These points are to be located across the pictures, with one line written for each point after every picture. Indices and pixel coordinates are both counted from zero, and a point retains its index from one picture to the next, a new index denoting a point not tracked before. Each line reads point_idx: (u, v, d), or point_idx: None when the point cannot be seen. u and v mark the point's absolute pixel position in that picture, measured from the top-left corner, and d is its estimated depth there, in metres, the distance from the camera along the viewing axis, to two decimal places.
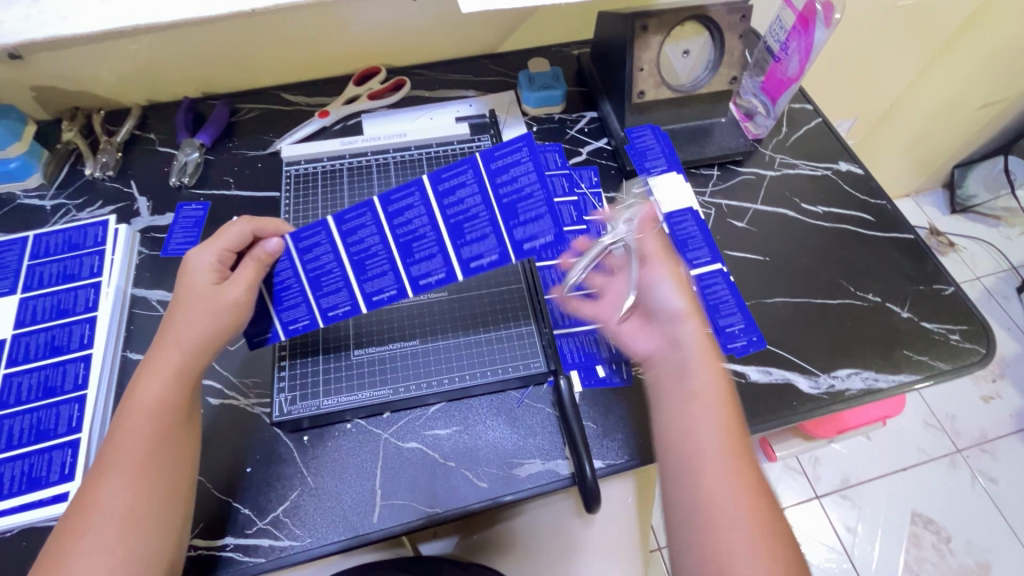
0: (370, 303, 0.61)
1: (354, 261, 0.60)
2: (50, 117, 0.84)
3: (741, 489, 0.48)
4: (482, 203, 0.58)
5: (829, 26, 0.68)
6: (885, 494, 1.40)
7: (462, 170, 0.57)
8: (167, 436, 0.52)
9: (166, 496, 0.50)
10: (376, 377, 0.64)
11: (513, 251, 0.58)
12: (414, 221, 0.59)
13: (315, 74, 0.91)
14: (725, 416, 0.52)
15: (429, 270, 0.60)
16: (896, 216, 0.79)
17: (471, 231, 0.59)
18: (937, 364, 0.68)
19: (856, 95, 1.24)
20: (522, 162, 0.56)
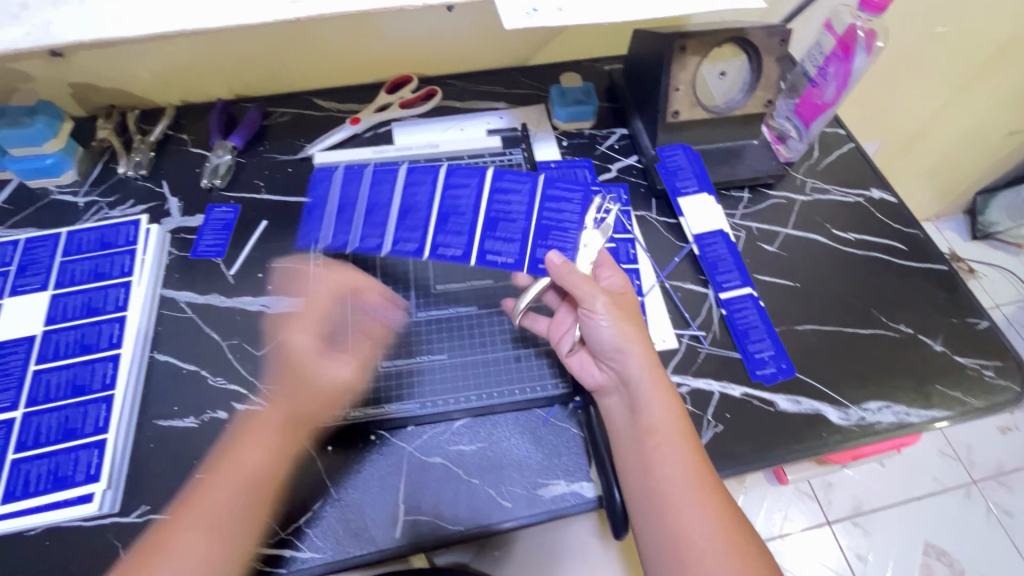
0: (392, 249, 0.68)
1: (401, 209, 0.70)
2: (86, 114, 0.85)
3: (706, 520, 0.50)
4: (523, 212, 0.68)
5: (869, 53, 0.69)
6: (897, 523, 1.37)
7: (522, 181, 0.70)
8: (257, 492, 0.55)
9: (234, 547, 0.53)
10: (403, 388, 0.65)
11: (528, 265, 0.66)
12: (462, 200, 0.69)
13: (347, 80, 0.91)
14: (684, 448, 0.53)
15: (451, 243, 0.67)
16: (929, 246, 0.78)
17: (502, 230, 0.68)
18: (970, 400, 0.67)
19: (884, 118, 1.22)
20: (571, 201, 0.69)
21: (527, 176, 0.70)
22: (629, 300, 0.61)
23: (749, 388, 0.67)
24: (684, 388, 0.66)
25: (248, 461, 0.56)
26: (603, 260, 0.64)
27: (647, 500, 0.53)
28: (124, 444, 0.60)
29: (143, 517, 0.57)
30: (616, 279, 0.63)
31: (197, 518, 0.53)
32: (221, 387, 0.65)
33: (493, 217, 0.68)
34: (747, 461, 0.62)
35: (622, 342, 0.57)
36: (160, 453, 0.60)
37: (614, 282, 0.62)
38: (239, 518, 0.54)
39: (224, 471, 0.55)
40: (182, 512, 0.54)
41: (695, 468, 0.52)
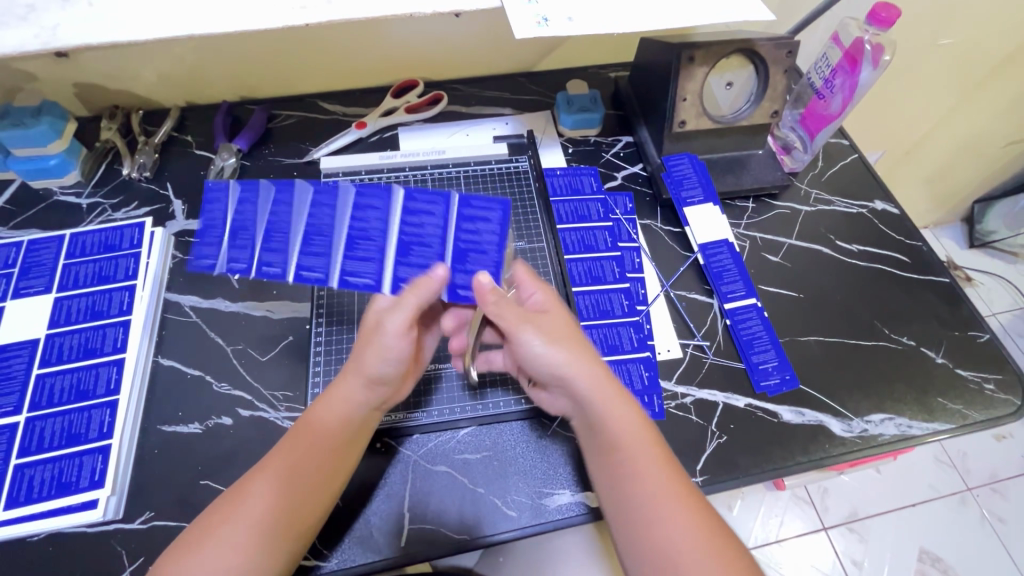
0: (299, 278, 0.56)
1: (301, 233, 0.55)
2: (89, 114, 0.85)
3: (688, 525, 0.49)
4: (383, 228, 0.55)
5: (876, 67, 0.69)
6: (891, 530, 1.37)
7: (378, 194, 0.54)
8: (324, 473, 0.54)
9: (298, 522, 0.51)
10: (421, 395, 0.66)
11: (449, 292, 0.58)
12: (318, 217, 0.54)
13: (352, 83, 0.91)
14: (655, 459, 0.52)
15: (359, 271, 0.56)
16: (931, 258, 0.79)
17: (418, 255, 0.56)
18: (971, 413, 0.67)
19: (885, 127, 1.23)
20: (491, 220, 0.56)
21: (383, 188, 0.53)
22: (562, 319, 0.57)
23: (754, 399, 0.67)
24: (688, 399, 0.67)
25: (325, 435, 0.54)
26: (520, 276, 0.60)
27: (628, 517, 0.51)
28: (128, 450, 0.60)
29: (146, 523, 0.57)
30: (542, 297, 0.59)
31: (263, 481, 0.52)
32: (226, 392, 0.65)
33: (348, 236, 0.55)
34: (751, 472, 0.63)
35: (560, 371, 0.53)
36: (164, 459, 0.60)
37: (541, 301, 0.59)
38: (308, 490, 0.52)
39: (313, 445, 0.54)
40: (254, 472, 0.53)
41: (670, 477, 0.51)
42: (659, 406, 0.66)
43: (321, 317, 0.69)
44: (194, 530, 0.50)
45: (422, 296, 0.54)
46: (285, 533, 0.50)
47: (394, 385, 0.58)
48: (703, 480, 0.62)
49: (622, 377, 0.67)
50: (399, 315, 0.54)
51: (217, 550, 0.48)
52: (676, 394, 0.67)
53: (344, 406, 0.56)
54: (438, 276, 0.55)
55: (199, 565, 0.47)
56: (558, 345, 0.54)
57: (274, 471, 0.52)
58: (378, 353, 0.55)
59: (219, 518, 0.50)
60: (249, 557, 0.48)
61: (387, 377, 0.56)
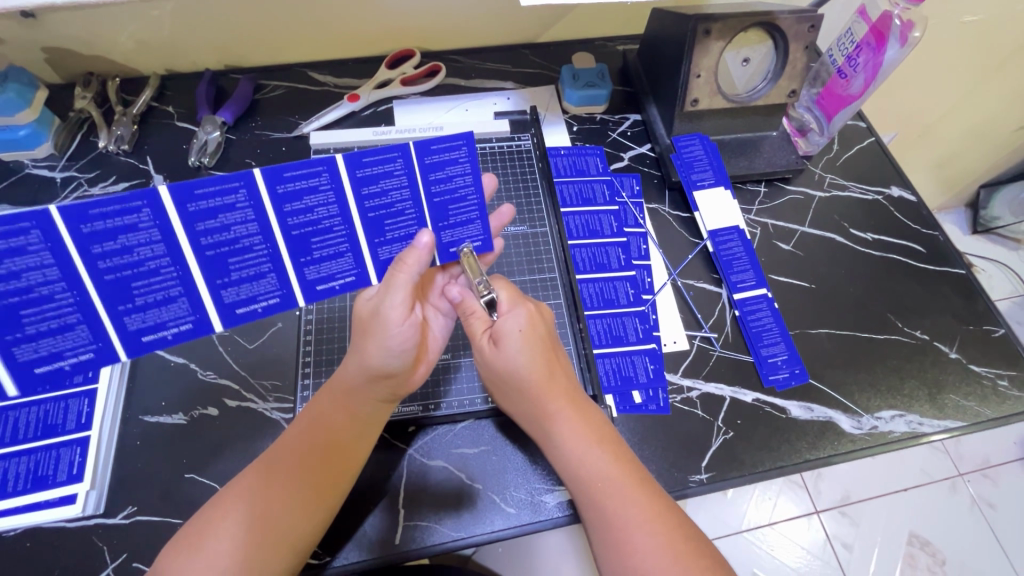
0: (311, 291, 0.53)
1: (294, 240, 0.50)
2: (62, 81, 0.79)
3: (659, 541, 0.48)
4: (340, 217, 0.50)
5: (904, 44, 0.64)
6: (886, 513, 1.29)
7: (314, 171, 0.47)
8: (329, 457, 0.51)
9: (307, 507, 0.49)
10: (438, 387, 0.63)
11: (441, 253, 0.57)
12: (233, 228, 0.47)
13: (345, 53, 0.86)
14: (625, 475, 0.51)
15: (337, 269, 0.53)
16: (948, 249, 0.76)
17: (392, 228, 0.53)
18: (983, 411, 0.66)
19: (897, 107, 1.17)
20: (459, 161, 0.52)
21: (317, 160, 0.46)
22: (535, 338, 0.55)
23: (761, 393, 0.65)
24: (694, 392, 0.64)
25: (332, 420, 0.53)
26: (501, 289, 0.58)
27: (602, 534, 0.50)
28: (108, 442, 0.57)
29: (130, 518, 0.55)
30: (517, 315, 0.55)
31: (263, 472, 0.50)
32: (211, 381, 0.62)
33: (300, 237, 0.50)
34: (757, 469, 0.61)
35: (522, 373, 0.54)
36: (146, 452, 0.57)
37: (516, 321, 0.55)
38: (318, 478, 0.50)
39: (318, 433, 0.52)
40: (254, 466, 0.51)
41: (643, 493, 0.50)
42: (665, 399, 0.63)
43: (312, 302, 0.65)
44: (189, 526, 0.47)
45: (417, 264, 0.52)
46: (294, 523, 0.48)
47: (403, 376, 0.54)
48: (708, 477, 0.60)
49: (625, 369, 0.65)
50: (398, 295, 0.51)
51: (216, 544, 0.46)
52: (682, 388, 0.65)
53: (346, 391, 0.53)
54: (423, 242, 0.52)
55: (198, 557, 0.45)
56: (529, 374, 0.54)
57: (278, 460, 0.51)
58: (381, 346, 0.51)
59: (216, 513, 0.47)
60: (250, 549, 0.46)
61: (397, 370, 0.53)
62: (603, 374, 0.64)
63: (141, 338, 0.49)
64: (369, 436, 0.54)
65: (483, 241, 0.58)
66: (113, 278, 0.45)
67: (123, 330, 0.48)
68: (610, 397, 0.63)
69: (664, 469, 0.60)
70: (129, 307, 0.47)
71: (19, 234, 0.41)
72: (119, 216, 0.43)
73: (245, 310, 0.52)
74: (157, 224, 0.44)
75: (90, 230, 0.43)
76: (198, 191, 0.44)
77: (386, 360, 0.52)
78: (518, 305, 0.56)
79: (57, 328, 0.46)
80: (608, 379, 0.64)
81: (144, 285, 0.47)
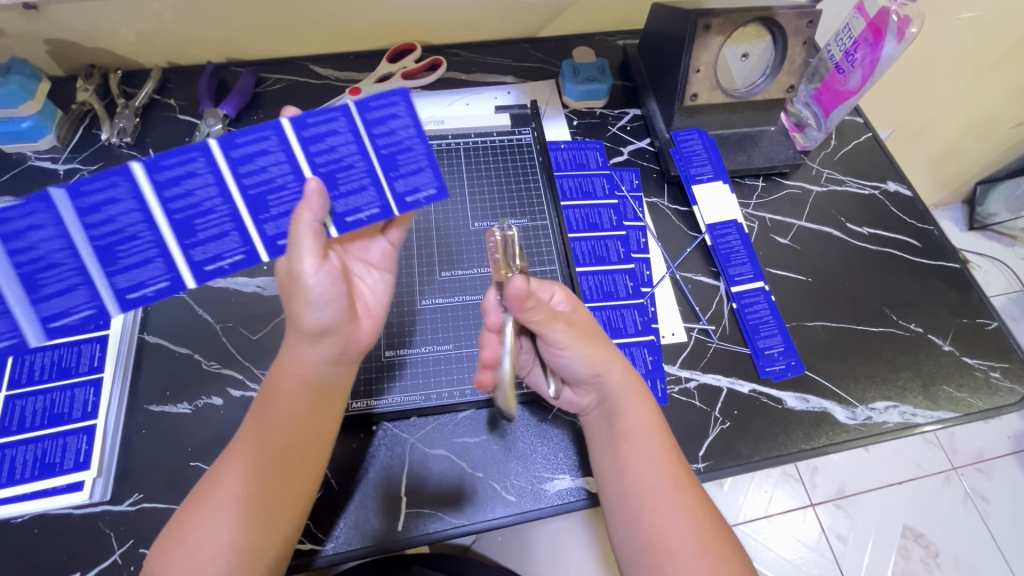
0: (343, 224, 0.51)
1: (323, 174, 0.50)
2: (64, 74, 0.79)
3: (693, 514, 0.50)
4: (294, 175, 0.50)
5: (901, 40, 0.64)
6: (880, 506, 1.30)
7: (264, 135, 0.48)
8: (294, 445, 0.51)
9: (282, 503, 0.50)
10: (384, 380, 0.62)
11: (395, 204, 0.53)
12: (195, 192, 0.47)
13: (347, 46, 0.86)
14: (667, 448, 0.53)
15: (359, 205, 0.52)
16: (944, 244, 0.77)
17: (345, 181, 0.51)
18: (975, 402, 0.67)
19: (895, 103, 1.18)
20: (401, 115, 0.51)
21: (266, 124, 0.48)
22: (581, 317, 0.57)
23: (758, 384, 0.66)
24: (691, 383, 0.65)
25: (294, 408, 0.51)
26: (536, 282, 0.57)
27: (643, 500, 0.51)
28: (114, 430, 0.58)
29: (135, 505, 0.55)
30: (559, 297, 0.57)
31: (236, 461, 0.49)
32: (215, 371, 0.62)
33: (257, 197, 0.49)
34: (753, 459, 0.62)
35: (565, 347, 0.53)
36: (151, 441, 0.58)
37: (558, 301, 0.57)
38: (287, 462, 0.50)
39: (279, 417, 0.50)
40: (225, 457, 0.50)
41: (675, 466, 0.53)
42: (663, 390, 0.64)
43: None
44: (175, 520, 0.48)
45: (312, 215, 0.48)
46: (276, 506, 0.49)
47: (343, 329, 0.50)
48: (705, 466, 0.61)
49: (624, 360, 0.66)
50: (307, 246, 0.47)
51: (203, 535, 0.47)
52: (680, 378, 0.66)
53: (298, 368, 0.51)
54: (313, 188, 0.48)
55: (188, 550, 0.46)
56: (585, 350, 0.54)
57: (246, 452, 0.49)
58: (305, 302, 0.48)
59: (198, 504, 0.48)
60: (241, 536, 0.47)
61: (331, 326, 0.49)
62: None
63: (127, 296, 0.49)
64: (330, 414, 0.53)
65: (437, 190, 0.53)
66: (102, 244, 0.47)
67: (115, 290, 0.49)
68: None
69: None
70: (115, 269, 0.48)
71: (29, 212, 0.45)
72: (99, 189, 0.45)
73: (214, 268, 0.50)
74: (212, 171, 0.47)
75: (84, 203, 0.46)
76: (162, 162, 0.46)
77: (317, 315, 0.49)
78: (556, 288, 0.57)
79: (63, 289, 0.48)
80: None
81: (127, 249, 0.48)
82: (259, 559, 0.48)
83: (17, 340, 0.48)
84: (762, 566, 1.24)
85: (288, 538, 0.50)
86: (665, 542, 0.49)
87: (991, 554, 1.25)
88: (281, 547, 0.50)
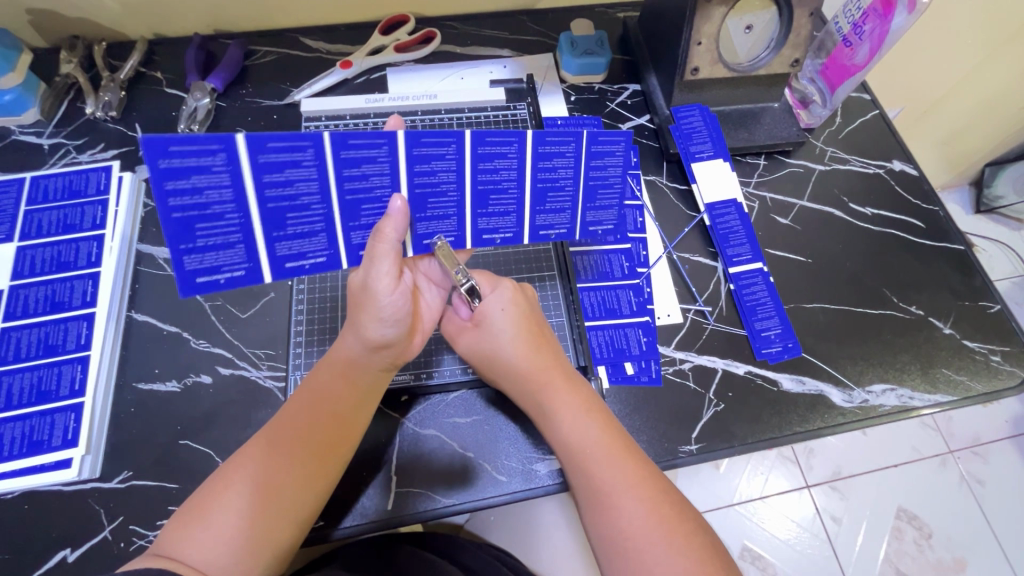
0: (534, 234, 0.60)
1: (538, 190, 0.57)
2: (47, 45, 0.77)
3: (644, 507, 0.48)
4: (457, 182, 0.53)
5: (912, 11, 0.60)
6: (876, 489, 1.30)
7: (508, 141, 0.53)
8: (330, 430, 0.51)
9: (306, 486, 0.48)
10: (418, 356, 0.63)
11: (580, 230, 0.61)
12: (439, 174, 0.52)
13: (338, 18, 0.83)
14: (615, 445, 0.51)
15: (552, 222, 0.60)
16: (947, 224, 0.75)
17: (552, 201, 0.58)
18: (974, 385, 0.66)
19: (905, 80, 1.13)
20: (567, 155, 0.55)
21: (451, 133, 0.49)
22: (519, 314, 0.56)
23: (754, 365, 0.65)
24: (686, 364, 0.65)
25: (332, 393, 0.52)
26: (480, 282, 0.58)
27: (589, 498, 0.50)
28: (102, 408, 0.57)
29: (125, 482, 0.55)
30: (502, 294, 0.57)
31: (270, 441, 0.49)
32: (205, 350, 0.62)
33: (420, 197, 0.53)
34: (748, 441, 0.62)
35: (502, 338, 0.55)
36: (141, 419, 0.58)
37: (501, 299, 0.57)
38: (317, 447, 0.50)
39: (317, 403, 0.51)
40: (256, 437, 0.50)
41: (629, 461, 0.50)
42: (657, 371, 0.64)
43: (304, 273, 0.64)
44: (195, 497, 0.46)
45: (395, 231, 0.50)
46: (296, 497, 0.48)
47: (401, 345, 0.54)
48: (698, 448, 0.61)
49: (618, 341, 0.65)
50: (384, 264, 0.50)
51: (219, 515, 0.45)
52: (674, 360, 0.65)
53: (348, 362, 0.53)
54: (399, 207, 0.50)
55: (204, 528, 0.44)
56: (511, 350, 0.55)
57: (276, 435, 0.49)
58: (374, 317, 0.51)
59: (221, 483, 0.46)
60: (255, 521, 0.45)
61: (393, 340, 0.52)
62: (595, 346, 0.64)
63: (359, 252, 0.54)
64: (368, 406, 0.54)
65: (568, 230, 0.61)
66: (275, 206, 0.47)
67: (349, 244, 0.53)
68: (602, 369, 0.63)
69: (653, 441, 0.61)
70: (189, 247, 0.46)
71: (298, 149, 0.46)
72: (289, 152, 0.45)
73: (430, 243, 0.56)
74: (458, 157, 0.52)
75: (265, 159, 0.45)
76: (420, 142, 0.49)
77: (381, 330, 0.51)
78: (501, 284, 0.58)
79: (220, 245, 0.47)
80: (601, 351, 0.64)
81: (297, 217, 0.49)
82: (267, 554, 0.46)
83: (252, 268, 0.49)
84: (756, 545, 1.25)
85: (302, 529, 0.49)
86: (625, 529, 0.47)
87: (984, 537, 1.25)
88: (291, 541, 0.48)
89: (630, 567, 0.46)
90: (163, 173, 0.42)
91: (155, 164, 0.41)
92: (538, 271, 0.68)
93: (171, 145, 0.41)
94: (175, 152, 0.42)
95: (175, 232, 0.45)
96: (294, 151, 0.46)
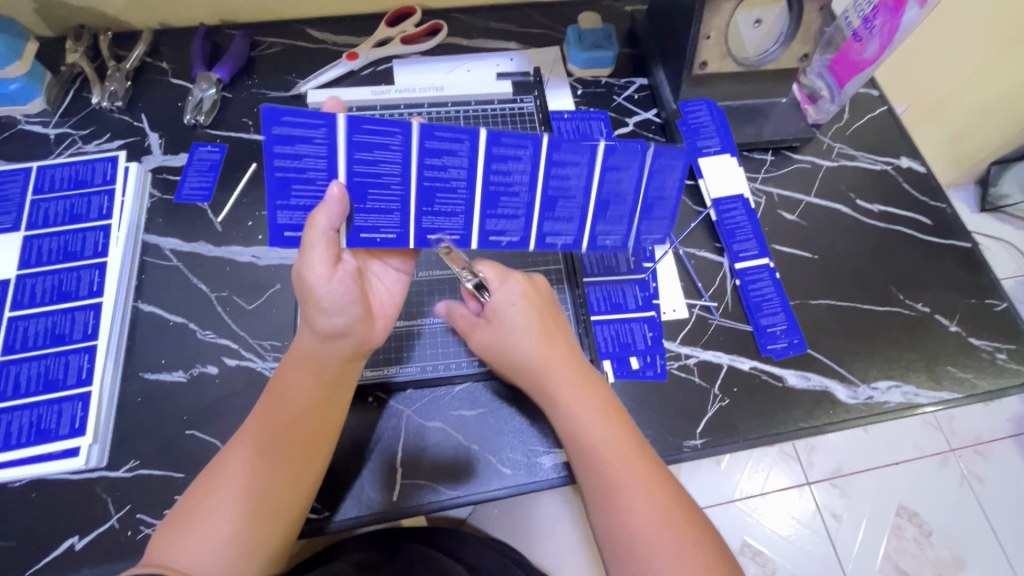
0: (592, 244, 0.62)
1: (602, 200, 0.58)
2: (52, 35, 0.77)
3: (653, 504, 0.48)
4: (528, 184, 0.56)
5: (923, 5, 0.60)
6: (876, 486, 1.30)
7: (581, 150, 0.54)
8: (301, 428, 0.50)
9: (285, 486, 0.48)
10: (425, 349, 0.63)
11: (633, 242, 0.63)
12: (513, 174, 0.55)
13: (344, 9, 0.83)
14: (624, 439, 0.51)
15: (609, 232, 0.61)
16: (954, 221, 0.75)
17: (614, 211, 0.60)
18: (979, 383, 0.66)
19: (913, 77, 1.13)
20: (632, 168, 0.56)
21: (530, 136, 0.52)
22: (531, 308, 0.56)
23: (759, 361, 0.65)
24: (692, 359, 0.65)
25: (301, 390, 0.51)
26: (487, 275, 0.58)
27: (595, 491, 0.50)
28: (109, 398, 0.58)
29: (132, 472, 0.56)
30: (512, 288, 0.57)
31: (246, 446, 0.49)
32: (210, 340, 0.62)
33: (492, 194, 0.56)
34: (752, 436, 0.62)
35: (516, 329, 0.55)
36: (147, 409, 0.58)
37: (511, 294, 0.57)
38: (293, 446, 0.49)
39: (287, 401, 0.51)
40: (237, 439, 0.50)
41: (637, 457, 0.51)
42: (662, 365, 0.64)
43: None
44: (182, 505, 0.47)
45: (327, 219, 0.49)
46: (280, 498, 0.48)
47: (357, 331, 0.53)
48: (702, 443, 0.61)
49: (624, 336, 0.65)
50: (317, 253, 0.49)
51: (206, 524, 0.45)
52: (679, 355, 0.65)
53: (314, 357, 0.52)
54: (335, 195, 0.50)
55: (192, 536, 0.45)
56: (524, 343, 0.55)
57: (251, 437, 0.49)
58: (319, 308, 0.50)
59: (204, 490, 0.47)
60: (243, 523, 0.46)
61: (346, 329, 0.52)
62: (601, 341, 0.64)
63: (427, 237, 0.57)
64: (340, 401, 0.53)
65: (622, 242, 0.63)
66: (359, 180, 0.51)
67: (419, 227, 0.56)
68: (608, 363, 0.63)
69: (658, 434, 0.61)
70: (284, 204, 0.51)
71: (388, 133, 0.49)
72: (379, 135, 0.49)
73: (496, 240, 0.59)
74: (533, 161, 0.54)
75: (359, 137, 0.49)
76: (501, 143, 0.52)
77: (331, 320, 0.51)
78: (511, 277, 0.58)
79: (308, 206, 0.52)
80: (607, 346, 0.64)
81: (377, 194, 0.52)
82: (260, 553, 0.46)
83: None
84: (756, 541, 1.25)
85: (293, 526, 0.49)
86: (633, 525, 0.47)
87: (984, 536, 1.25)
88: (283, 539, 0.48)
89: (634, 561, 0.47)
90: (276, 138, 0.47)
91: (269, 130, 0.47)
92: (544, 263, 0.68)
93: (285, 116, 0.46)
94: (287, 121, 0.47)
95: (275, 189, 0.50)
96: (384, 135, 0.49)
